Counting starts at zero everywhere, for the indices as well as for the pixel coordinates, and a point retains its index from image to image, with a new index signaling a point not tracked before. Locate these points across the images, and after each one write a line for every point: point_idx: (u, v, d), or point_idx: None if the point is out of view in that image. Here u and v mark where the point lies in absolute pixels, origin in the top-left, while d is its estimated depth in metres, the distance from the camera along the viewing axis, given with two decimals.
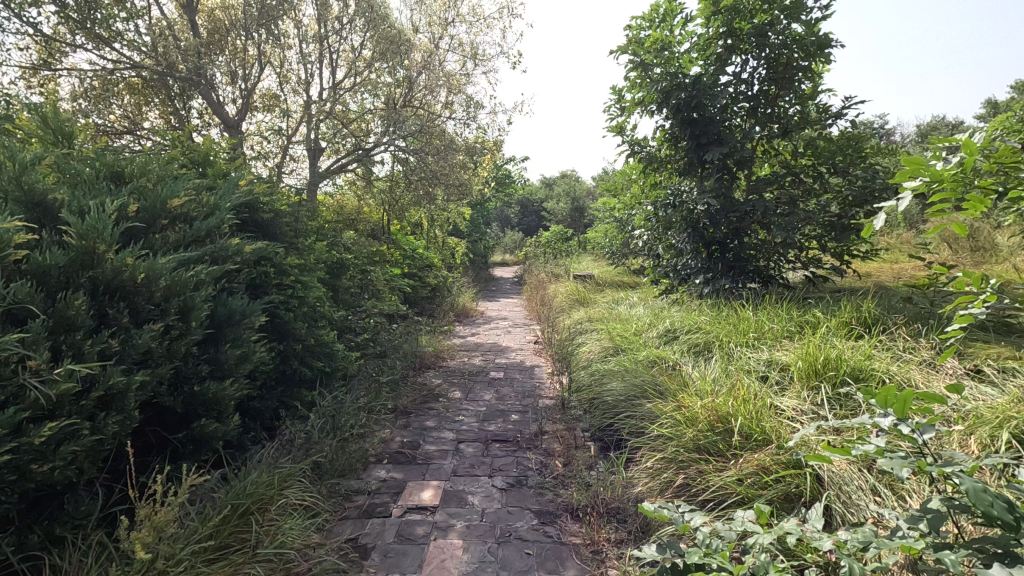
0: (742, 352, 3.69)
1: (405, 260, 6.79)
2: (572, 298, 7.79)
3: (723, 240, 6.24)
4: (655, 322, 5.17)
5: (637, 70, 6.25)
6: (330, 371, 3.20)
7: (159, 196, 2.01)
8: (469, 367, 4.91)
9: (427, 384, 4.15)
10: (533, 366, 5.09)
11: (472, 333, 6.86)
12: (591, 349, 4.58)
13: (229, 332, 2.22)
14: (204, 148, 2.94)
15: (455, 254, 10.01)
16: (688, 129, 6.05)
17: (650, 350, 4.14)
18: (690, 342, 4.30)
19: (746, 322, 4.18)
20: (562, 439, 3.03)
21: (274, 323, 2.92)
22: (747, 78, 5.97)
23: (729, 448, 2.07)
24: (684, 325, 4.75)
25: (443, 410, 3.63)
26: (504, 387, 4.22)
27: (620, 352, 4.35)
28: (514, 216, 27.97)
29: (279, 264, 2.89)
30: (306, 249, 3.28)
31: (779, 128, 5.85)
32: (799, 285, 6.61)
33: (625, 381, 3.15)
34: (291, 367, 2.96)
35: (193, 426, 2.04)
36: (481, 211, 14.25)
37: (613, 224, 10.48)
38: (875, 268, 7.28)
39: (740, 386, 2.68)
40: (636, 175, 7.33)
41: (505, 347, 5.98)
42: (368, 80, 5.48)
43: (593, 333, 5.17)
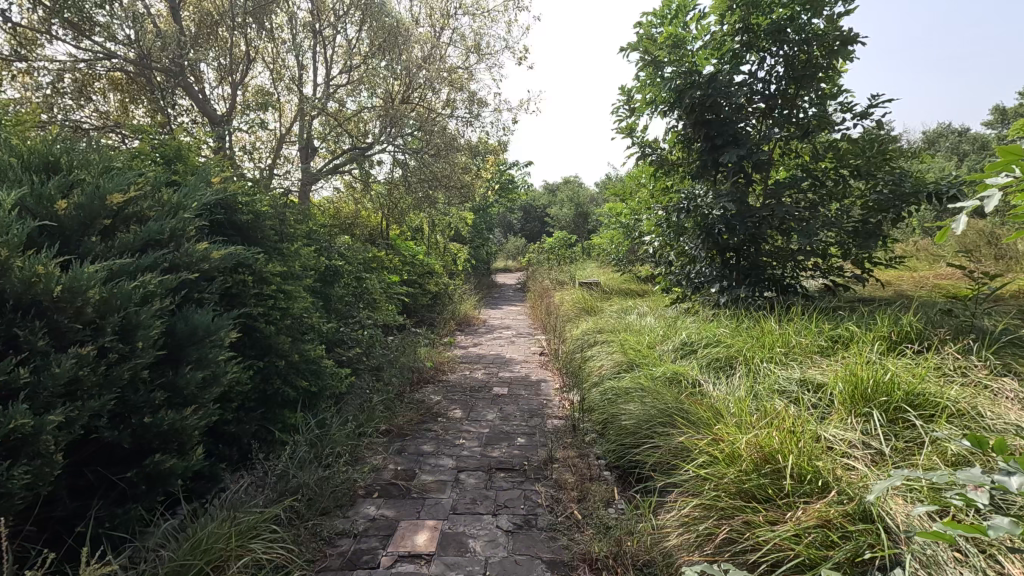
0: (769, 370, 3.37)
1: (404, 267, 6.49)
2: (579, 307, 7.48)
3: (739, 246, 5.94)
4: (669, 334, 4.85)
5: (648, 68, 5.97)
6: (317, 391, 2.89)
7: (97, 190, 1.70)
8: (471, 381, 4.59)
9: (426, 401, 3.83)
10: (539, 380, 4.78)
11: (473, 343, 6.54)
12: (602, 364, 4.25)
13: (191, 351, 1.92)
14: (177, 142, 2.65)
15: (457, 261, 9.71)
16: (701, 129, 5.77)
17: (666, 366, 3.82)
18: (709, 356, 3.99)
19: (770, 337, 3.85)
20: (574, 469, 2.71)
21: (253, 338, 2.61)
22: (764, 76, 5.68)
23: (780, 493, 1.75)
24: (701, 338, 4.43)
25: (442, 432, 3.31)
26: (509, 405, 3.90)
27: (634, 368, 4.03)
28: (517, 222, 27.69)
29: (258, 272, 2.59)
30: (292, 254, 2.98)
31: (798, 129, 5.55)
32: (818, 294, 6.29)
33: (645, 403, 2.82)
34: (273, 387, 2.65)
35: (146, 464, 1.73)
36: (484, 216, 13.97)
37: (619, 230, 10.15)
38: (896, 276, 6.95)
39: (778, 414, 2.37)
40: (646, 179, 7.03)
41: (509, 359, 5.66)
42: (366, 76, 5.20)
43: (603, 345, 4.86)
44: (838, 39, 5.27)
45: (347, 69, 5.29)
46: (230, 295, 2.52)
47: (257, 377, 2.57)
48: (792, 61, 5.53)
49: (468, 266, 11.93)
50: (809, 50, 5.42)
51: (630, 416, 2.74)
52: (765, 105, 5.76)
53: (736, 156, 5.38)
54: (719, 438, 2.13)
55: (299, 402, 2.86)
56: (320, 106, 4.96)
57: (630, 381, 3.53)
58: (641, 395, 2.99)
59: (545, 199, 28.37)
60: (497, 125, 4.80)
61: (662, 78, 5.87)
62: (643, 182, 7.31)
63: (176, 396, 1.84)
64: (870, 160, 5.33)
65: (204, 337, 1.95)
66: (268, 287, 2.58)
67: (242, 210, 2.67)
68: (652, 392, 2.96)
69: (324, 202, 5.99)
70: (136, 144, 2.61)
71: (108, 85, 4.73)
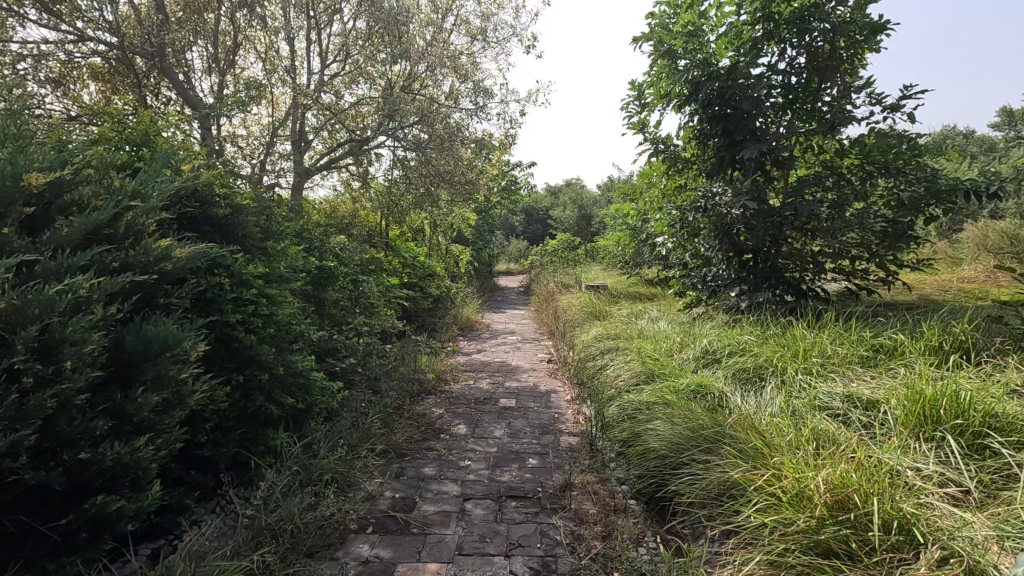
0: (807, 383, 3.06)
1: (404, 270, 6.17)
2: (587, 311, 7.15)
3: (757, 248, 5.63)
4: (687, 341, 4.54)
5: (662, 60, 5.68)
6: (305, 408, 2.57)
7: (12, 168, 1.41)
8: (475, 392, 4.27)
9: (427, 415, 3.52)
10: (549, 391, 4.45)
11: (477, 350, 6.22)
12: (618, 374, 3.93)
13: (146, 368, 1.60)
14: (145, 126, 2.35)
15: (459, 263, 9.39)
16: (719, 124, 5.48)
17: (691, 377, 3.50)
18: (736, 366, 3.67)
19: (803, 346, 3.54)
20: (596, 498, 2.39)
21: (230, 349, 2.29)
22: (785, 68, 5.39)
23: (864, 548, 1.45)
24: (724, 346, 4.11)
25: (445, 452, 2.98)
26: (518, 419, 3.58)
27: (655, 378, 3.71)
28: (519, 225, 27.36)
29: (236, 273, 2.28)
30: (279, 254, 2.67)
31: (822, 123, 5.25)
32: (839, 299, 5.97)
33: (676, 423, 2.51)
34: (254, 405, 2.34)
35: (85, 508, 1.43)
36: (486, 217, 13.67)
37: (627, 232, 9.81)
38: (920, 280, 6.62)
39: (837, 441, 2.06)
40: (658, 177, 6.73)
41: (515, 367, 5.34)
42: (364, 66, 4.91)
43: (617, 353, 4.54)
44: (866, 27, 4.97)
45: (344, 59, 4.99)
46: (204, 300, 2.21)
47: (234, 394, 2.27)
48: (815, 52, 5.24)
49: (470, 268, 11.61)
50: (834, 40, 5.12)
51: (661, 438, 2.43)
52: (785, 98, 5.47)
53: (757, 151, 5.07)
54: (777, 473, 1.82)
55: (284, 421, 2.55)
56: (315, 96, 4.68)
57: (653, 395, 3.22)
58: (670, 412, 2.68)
59: (548, 202, 28.05)
60: (504, 117, 4.49)
61: (677, 71, 5.59)
62: (654, 181, 7.00)
63: (126, 423, 1.53)
64: (899, 156, 5.02)
65: (160, 352, 1.63)
66: (248, 292, 2.26)
67: (219, 202, 2.36)
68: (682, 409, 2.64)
69: (320, 201, 5.68)
70: (97, 128, 2.30)
71: (87, 75, 4.42)
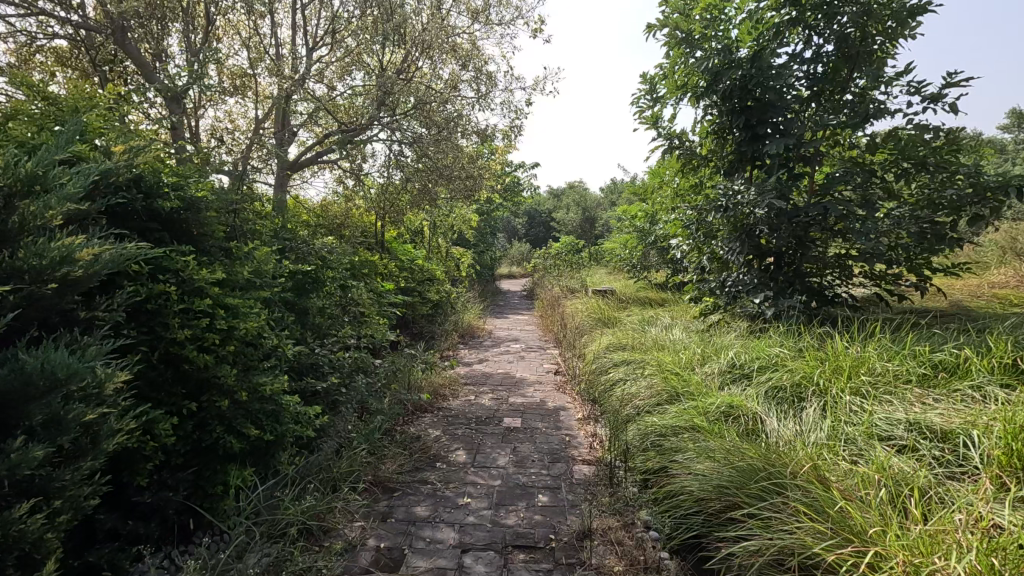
0: (858, 408, 2.67)
1: (400, 273, 5.78)
2: (595, 317, 6.74)
3: (780, 250, 5.23)
4: (709, 353, 4.14)
5: (677, 49, 5.31)
6: (275, 439, 2.18)
7: None
8: (477, 409, 3.88)
9: (422, 439, 3.12)
10: (557, 408, 4.05)
11: (479, 359, 5.81)
12: (637, 391, 3.53)
13: (34, 408, 1.21)
14: (80, 102, 1.98)
15: (461, 266, 8.99)
16: (740, 116, 5.09)
17: (720, 397, 3.10)
18: (768, 384, 3.28)
19: (846, 361, 3.14)
20: (620, 551, 2.00)
21: (179, 371, 1.90)
22: (811, 56, 5.00)
23: None
24: (753, 359, 3.70)
25: (442, 486, 2.57)
26: (525, 444, 3.18)
27: (678, 397, 3.31)
28: (522, 228, 26.99)
29: (185, 280, 1.89)
30: (246, 257, 2.27)
31: (853, 114, 4.85)
32: (867, 306, 5.55)
33: (717, 460, 2.12)
34: (209, 438, 1.95)
35: None
36: (488, 220, 13.32)
37: (635, 235, 9.63)
38: (952, 285, 6.19)
39: (932, 502, 1.68)
40: (672, 175, 6.35)
41: (520, 379, 4.93)
42: (358, 52, 4.54)
43: (632, 365, 4.15)
44: (902, 10, 4.57)
45: (337, 45, 4.63)
46: (145, 312, 1.82)
47: (184, 427, 1.88)
48: (845, 39, 4.86)
49: (472, 271, 11.23)
50: (866, 25, 4.73)
51: (700, 480, 2.04)
52: (810, 90, 5.08)
53: (782, 146, 4.68)
54: (875, 551, 1.43)
55: (249, 455, 2.15)
56: (303, 83, 4.31)
57: (680, 420, 2.82)
58: (706, 445, 2.28)
59: (550, 204, 27.65)
60: (509, 105, 4.09)
61: (694, 60, 5.22)
62: (667, 180, 6.60)
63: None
64: (937, 150, 4.61)
65: (54, 389, 1.23)
66: (200, 304, 1.86)
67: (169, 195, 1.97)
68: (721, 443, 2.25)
69: (311, 200, 5.30)
70: (22, 102, 1.93)
71: (51, 59, 4.07)
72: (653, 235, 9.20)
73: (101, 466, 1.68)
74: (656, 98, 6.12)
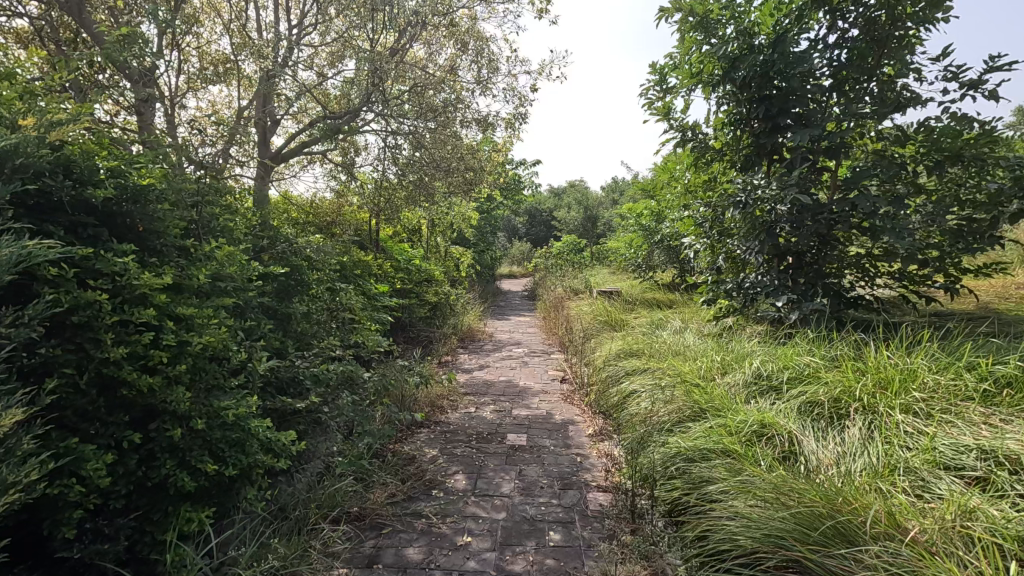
0: (911, 431, 2.38)
1: (395, 275, 5.43)
2: (601, 320, 6.40)
3: (801, 250, 4.89)
4: (730, 361, 3.81)
5: (692, 34, 4.97)
6: (238, 473, 1.85)
7: None
8: (478, 424, 3.55)
9: (416, 462, 2.79)
10: (566, 421, 3.71)
11: (479, 365, 5.47)
12: (654, 405, 3.20)
13: None
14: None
15: (460, 267, 8.62)
16: (760, 106, 4.74)
17: (750, 414, 2.77)
18: (801, 399, 2.96)
19: (894, 373, 2.81)
20: None
21: (118, 397, 1.58)
22: (837, 41, 4.67)
23: None
24: (782, 370, 3.37)
25: (438, 521, 2.24)
26: (532, 465, 2.85)
27: (702, 413, 2.97)
28: (523, 227, 26.61)
29: (123, 286, 1.56)
30: (205, 257, 1.93)
31: (882, 103, 4.51)
32: (893, 308, 5.22)
33: (768, 503, 1.80)
34: (156, 476, 1.63)
35: None
36: (488, 218, 12.97)
37: (641, 233, 9.30)
38: (983, 285, 5.83)
39: None
40: (684, 168, 6.00)
41: (524, 388, 4.59)
42: (349, 35, 4.21)
43: (646, 374, 3.82)
44: None
45: (327, 28, 4.29)
46: (74, 325, 1.49)
47: (123, 465, 1.56)
48: (873, 22, 4.52)
49: (472, 272, 10.88)
50: (896, 6, 4.39)
51: (750, 529, 1.72)
52: (835, 78, 4.75)
53: (807, 137, 4.34)
54: None
55: (210, 492, 1.83)
56: (289, 69, 3.98)
57: (710, 444, 2.50)
58: (751, 482, 1.96)
59: (551, 202, 27.27)
60: (512, 92, 3.75)
61: (710, 47, 4.88)
62: (678, 175, 6.26)
63: None
64: (975, 142, 4.27)
65: None
66: (141, 314, 1.54)
67: (103, 182, 1.63)
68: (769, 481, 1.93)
69: (300, 197, 4.95)
70: None
71: (10, 41, 3.72)
72: (658, 233, 8.85)
73: (13, 520, 1.36)
74: (666, 89, 5.77)
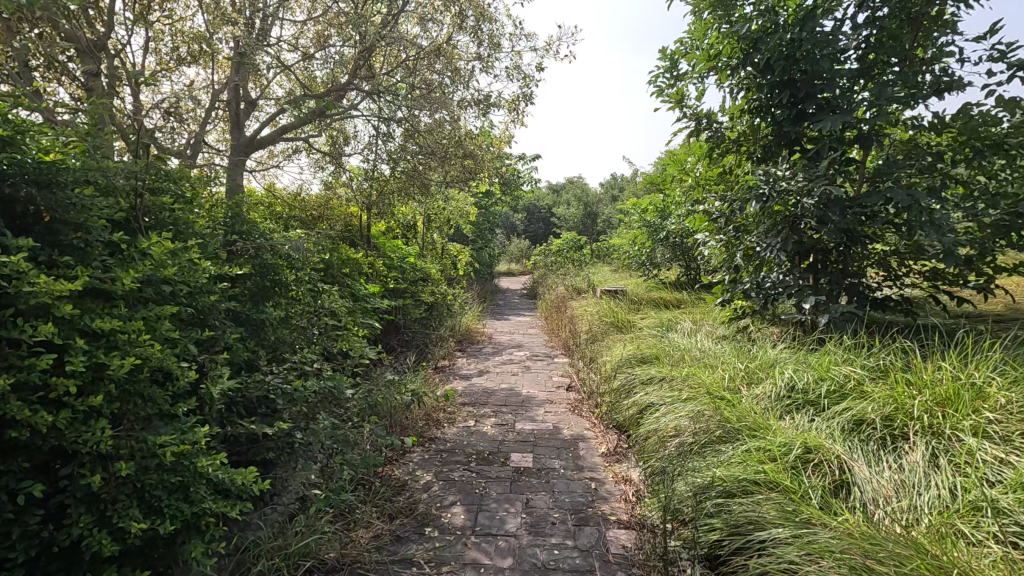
0: (990, 462, 2.06)
1: (387, 274, 5.06)
2: (607, 322, 6.02)
3: (825, 247, 4.53)
4: (756, 369, 3.45)
5: (710, 13, 4.59)
6: (180, 526, 1.49)
7: None
8: (478, 441, 3.18)
9: (406, 492, 2.42)
10: (575, 437, 3.35)
11: (479, 371, 5.09)
12: (677, 421, 2.84)
13: None
14: None
15: (458, 265, 8.23)
16: (783, 91, 4.38)
17: (793, 436, 2.41)
18: (846, 417, 2.62)
19: (956, 389, 2.46)
20: None
21: (12, 437, 1.22)
22: (867, 20, 4.30)
23: None
24: (818, 382, 3.01)
25: (431, 571, 1.88)
26: (541, 494, 2.49)
27: (733, 432, 2.60)
28: (521, 225, 26.24)
29: (17, 293, 1.19)
30: (140, 256, 1.57)
31: (917, 88, 4.15)
32: (922, 310, 4.86)
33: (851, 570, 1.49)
34: (66, 538, 1.27)
35: None
36: (486, 215, 12.58)
37: (644, 230, 8.94)
38: (1015, 285, 5.48)
39: None
40: (695, 160, 5.64)
41: (527, 398, 4.21)
42: (337, 9, 3.82)
43: (664, 383, 3.46)
44: None
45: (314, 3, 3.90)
46: None
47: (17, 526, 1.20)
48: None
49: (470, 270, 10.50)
50: None
51: None
52: (865, 60, 4.38)
53: (837, 124, 3.98)
54: None
55: (144, 550, 1.47)
56: (270, 46, 3.59)
57: (752, 475, 2.14)
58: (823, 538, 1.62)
59: (550, 199, 26.90)
60: (517, 71, 3.36)
61: (729, 27, 4.51)
62: (689, 167, 5.89)
63: None
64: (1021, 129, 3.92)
65: None
66: (38, 331, 1.17)
67: None
68: (846, 538, 1.59)
69: (283, 190, 4.57)
70: None
71: None
72: (664, 230, 8.49)
73: None
74: (678, 76, 5.41)
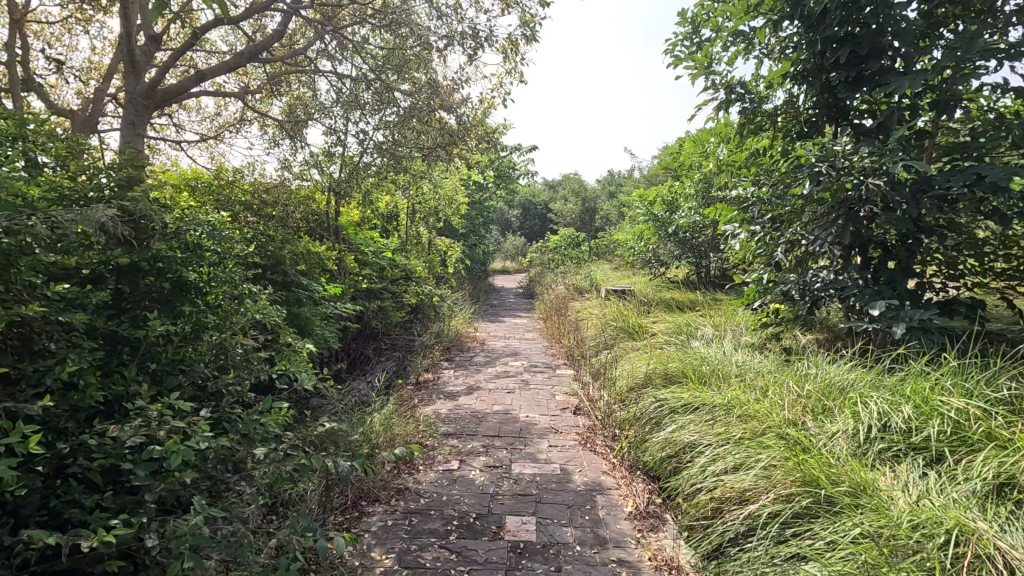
0: None
1: (358, 270, 4.24)
2: (616, 327, 5.21)
3: (885, 240, 3.76)
4: (822, 395, 2.66)
5: None
6: None
7: None
8: (463, 495, 2.38)
9: None
10: (591, 487, 2.55)
11: (467, 388, 4.28)
12: (735, 477, 2.04)
13: None
14: None
15: (447, 262, 7.42)
16: (837, 49, 3.60)
17: (922, 510, 1.62)
18: (985, 479, 1.82)
19: None
20: None
21: None
22: None
23: None
24: (921, 418, 2.22)
25: None
26: None
27: (824, 498, 1.82)
28: (516, 221, 25.39)
29: None
30: None
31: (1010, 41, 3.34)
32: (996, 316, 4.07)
33: None
34: None
35: None
36: (479, 209, 11.73)
37: (652, 224, 8.10)
38: None
39: None
40: (721, 139, 4.85)
41: (527, 425, 3.41)
42: None
43: (703, 412, 2.66)
44: None
45: None
46: None
47: None
48: None
49: (461, 269, 9.66)
50: None
51: None
52: (939, 11, 3.58)
53: (911, 86, 3.20)
54: None
55: None
56: None
57: None
58: None
59: (546, 195, 25.99)
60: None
61: None
62: (712, 150, 5.09)
63: None
64: None
65: None
66: None
67: None
68: None
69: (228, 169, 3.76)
70: None
71: None
72: (674, 223, 7.66)
73: None
74: (701, 41, 4.62)
